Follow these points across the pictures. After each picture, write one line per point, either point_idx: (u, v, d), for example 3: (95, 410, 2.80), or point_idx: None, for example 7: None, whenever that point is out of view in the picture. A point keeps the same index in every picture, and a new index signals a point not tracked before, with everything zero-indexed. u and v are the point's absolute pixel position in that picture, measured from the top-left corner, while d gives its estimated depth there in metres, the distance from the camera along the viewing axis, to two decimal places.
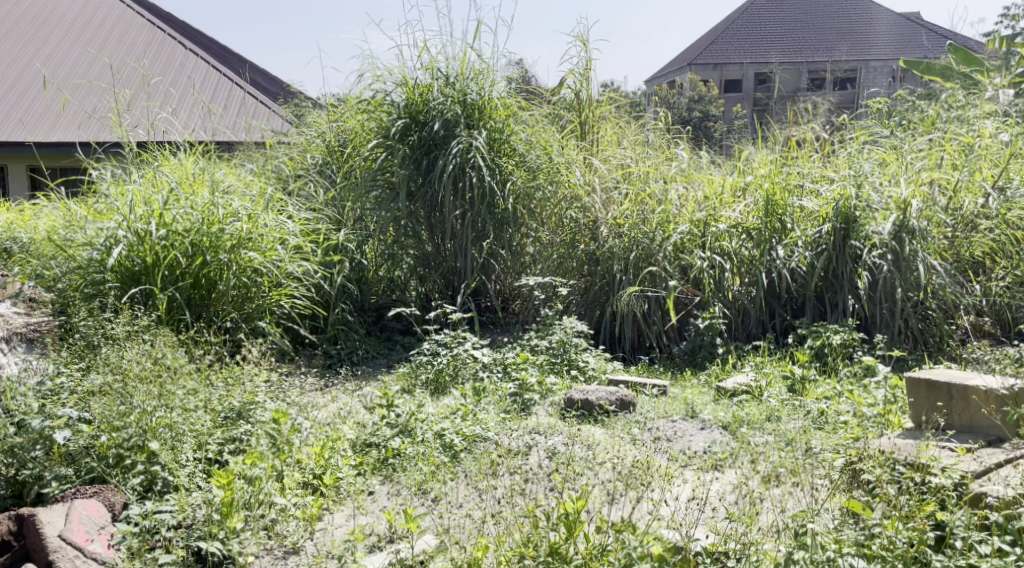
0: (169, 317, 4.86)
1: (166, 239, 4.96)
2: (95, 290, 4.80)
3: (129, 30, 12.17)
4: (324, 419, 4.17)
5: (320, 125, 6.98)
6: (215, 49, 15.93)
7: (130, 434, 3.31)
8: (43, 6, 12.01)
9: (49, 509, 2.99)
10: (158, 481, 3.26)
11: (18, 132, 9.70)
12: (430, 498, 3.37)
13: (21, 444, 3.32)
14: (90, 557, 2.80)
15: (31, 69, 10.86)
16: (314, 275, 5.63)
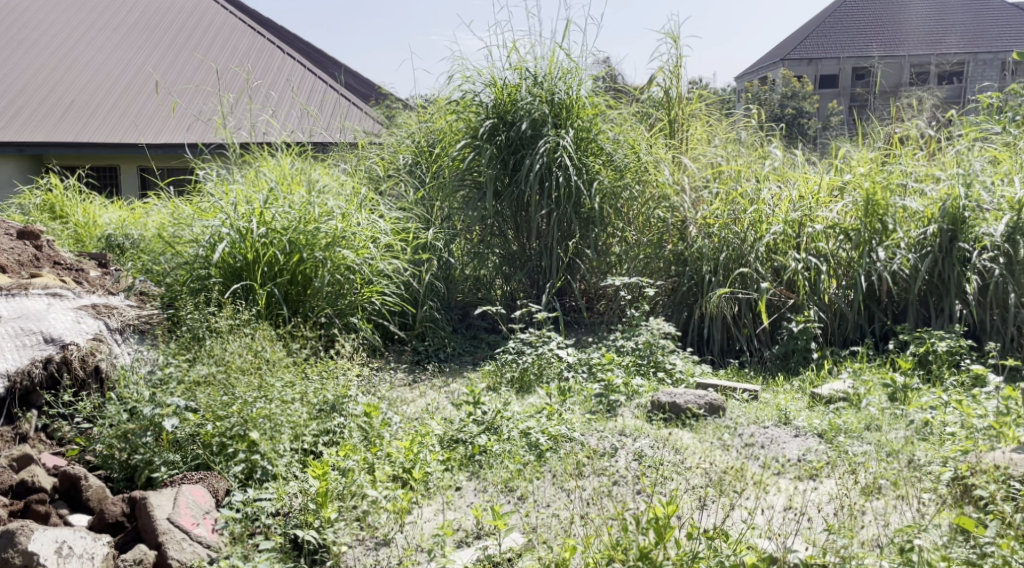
0: (268, 312, 5.03)
1: (266, 236, 5.13)
2: (200, 284, 5.03)
3: (233, 34, 12.67)
4: (413, 414, 4.25)
5: (410, 125, 7.10)
6: (312, 53, 16.42)
7: (232, 423, 3.49)
8: (154, 17, 12.66)
9: (158, 493, 3.10)
10: (258, 469, 3.39)
11: (131, 133, 10.19)
12: (517, 497, 3.41)
13: (134, 430, 3.52)
14: (196, 541, 2.93)
15: (143, 75, 11.44)
16: (404, 273, 5.74)
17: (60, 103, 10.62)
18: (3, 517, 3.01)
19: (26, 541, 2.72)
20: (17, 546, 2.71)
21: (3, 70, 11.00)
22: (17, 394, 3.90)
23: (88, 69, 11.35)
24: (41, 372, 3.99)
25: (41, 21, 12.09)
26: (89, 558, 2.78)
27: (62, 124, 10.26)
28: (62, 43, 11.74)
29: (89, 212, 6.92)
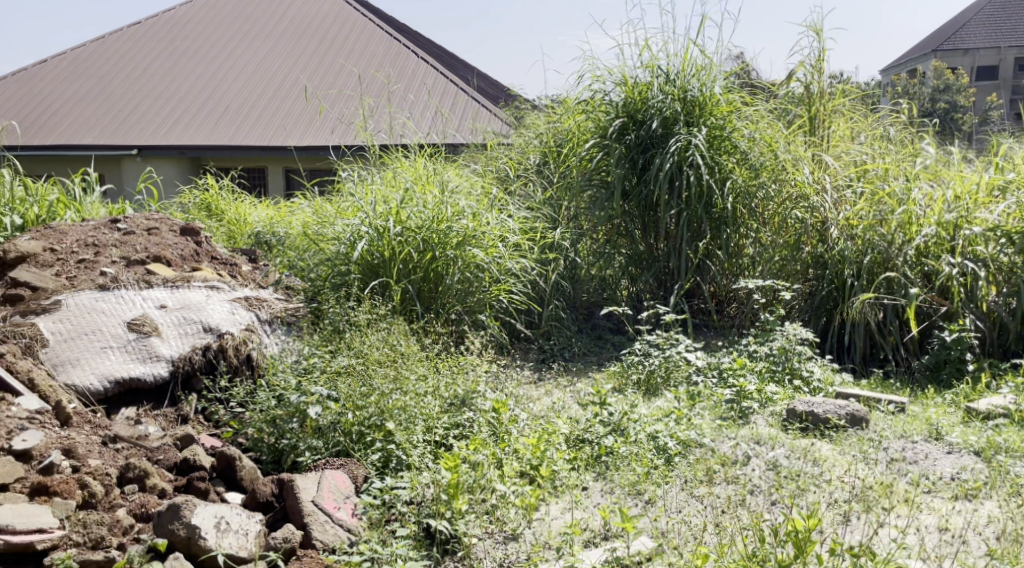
0: (402, 308, 5.18)
1: (402, 235, 5.30)
2: (341, 280, 5.24)
3: (373, 36, 13.11)
4: (539, 411, 4.28)
5: (538, 126, 7.17)
6: (445, 57, 16.86)
7: (370, 413, 3.65)
8: (302, 25, 13.34)
9: (304, 476, 3.27)
10: (394, 459, 3.51)
11: (277, 135, 10.74)
12: (644, 500, 3.37)
13: (281, 416, 3.72)
14: (338, 524, 3.10)
15: (290, 79, 12.06)
16: (531, 271, 5.79)
17: (215, 109, 11.35)
18: (169, 492, 3.22)
19: (190, 515, 2.89)
20: (182, 518, 2.89)
21: (169, 82, 11.95)
22: (180, 377, 4.24)
23: (241, 76, 12.10)
24: (201, 359, 4.31)
25: (200, 35, 13.01)
26: (244, 534, 2.94)
27: (216, 128, 10.95)
28: (218, 55, 12.58)
29: (240, 210, 7.35)
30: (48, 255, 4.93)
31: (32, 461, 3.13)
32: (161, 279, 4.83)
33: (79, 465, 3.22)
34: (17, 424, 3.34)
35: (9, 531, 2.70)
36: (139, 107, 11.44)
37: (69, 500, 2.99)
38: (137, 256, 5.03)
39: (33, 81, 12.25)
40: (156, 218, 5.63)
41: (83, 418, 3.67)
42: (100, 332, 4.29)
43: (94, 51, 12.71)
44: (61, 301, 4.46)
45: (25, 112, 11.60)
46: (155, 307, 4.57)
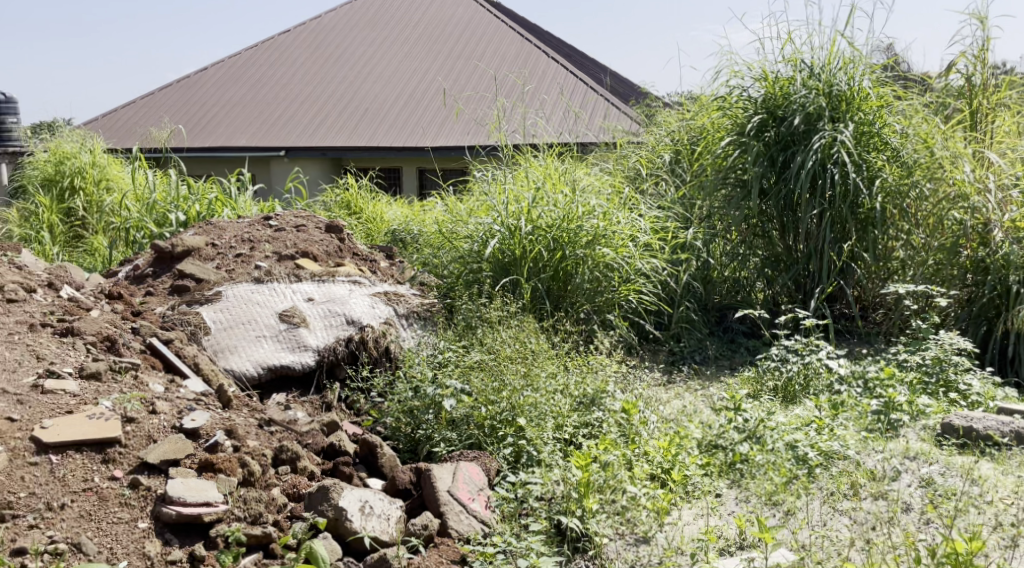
0: (532, 306, 5.19)
1: (532, 234, 5.33)
2: (474, 278, 5.31)
3: (505, 37, 13.24)
4: (670, 415, 4.18)
5: (671, 124, 7.04)
6: (577, 57, 16.89)
7: (502, 408, 3.69)
8: (437, 28, 13.68)
9: (440, 467, 3.34)
10: (525, 454, 3.52)
11: (412, 135, 11.05)
12: (782, 511, 3.25)
13: (418, 407, 3.84)
14: (471, 515, 3.16)
15: (425, 81, 12.38)
16: (662, 272, 5.69)
17: (355, 111, 11.80)
18: (318, 475, 3.38)
19: (337, 497, 3.04)
20: (331, 500, 3.04)
21: (314, 86, 12.55)
22: (325, 367, 4.46)
23: (380, 79, 12.53)
24: (344, 349, 4.49)
25: (343, 42, 13.61)
26: (386, 519, 3.07)
27: (355, 130, 11.39)
28: (358, 60, 13.11)
29: (377, 208, 7.61)
30: (210, 249, 5.27)
31: (199, 440, 3.32)
32: (309, 273, 5.06)
33: (240, 445, 3.37)
34: (185, 405, 3.54)
35: (181, 502, 2.91)
36: (285, 110, 12.08)
37: (231, 477, 3.14)
38: (287, 251, 5.30)
39: (193, 88, 13.17)
40: (303, 216, 5.94)
41: (241, 402, 3.90)
42: (254, 321, 4.55)
43: (248, 60, 13.55)
44: (222, 292, 4.76)
45: (186, 116, 12.47)
46: (303, 299, 4.80)
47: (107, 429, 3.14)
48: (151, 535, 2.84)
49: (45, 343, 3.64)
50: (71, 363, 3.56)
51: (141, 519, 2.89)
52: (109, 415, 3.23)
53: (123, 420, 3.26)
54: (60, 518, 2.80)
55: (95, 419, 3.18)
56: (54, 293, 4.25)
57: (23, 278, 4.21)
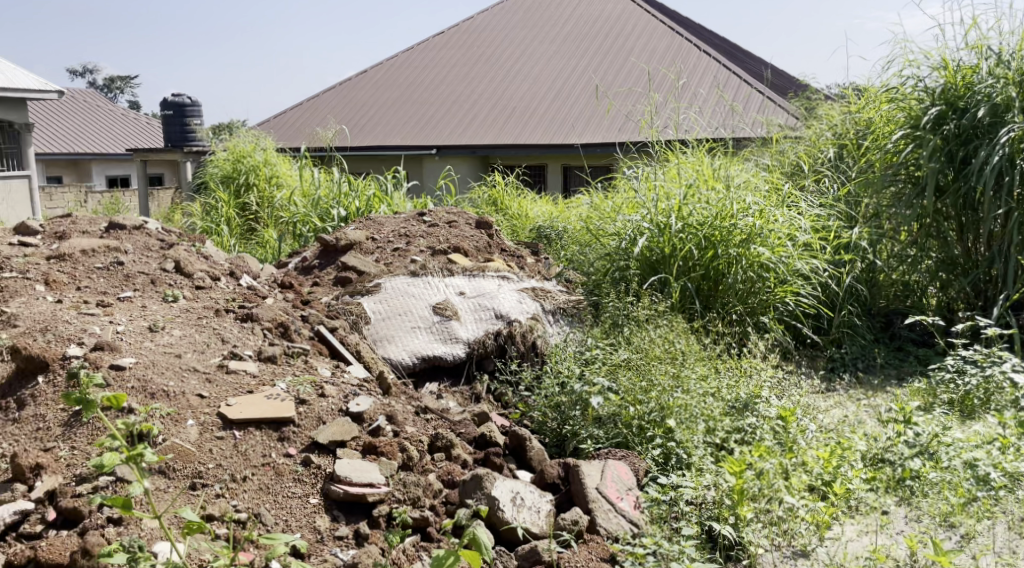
0: (682, 305, 5.08)
1: (683, 232, 5.21)
2: (620, 276, 5.24)
3: (655, 32, 13.05)
4: (830, 424, 3.99)
5: (833, 117, 6.72)
6: (732, 50, 16.48)
7: (651, 408, 3.63)
8: (586, 24, 13.68)
9: (588, 463, 3.34)
10: (674, 456, 3.45)
11: (559, 132, 11.08)
12: (960, 535, 3.05)
13: (566, 402, 3.83)
14: (620, 515, 3.13)
15: (573, 77, 12.41)
16: (823, 273, 5.44)
17: (505, 109, 12.00)
18: (470, 464, 3.46)
19: (490, 486, 3.11)
20: (483, 489, 3.11)
21: (465, 85, 12.87)
22: (475, 359, 4.55)
23: (529, 77, 12.68)
24: (493, 343, 4.59)
25: (494, 43, 13.86)
26: (537, 511, 3.09)
27: (503, 128, 11.56)
28: (508, 59, 13.31)
29: (523, 206, 7.67)
30: (369, 243, 5.50)
31: (363, 423, 3.48)
32: (461, 267, 5.18)
33: (399, 430, 3.51)
34: (350, 390, 3.72)
35: (347, 481, 3.06)
36: (438, 110, 12.43)
37: (393, 460, 3.28)
38: (441, 246, 5.45)
39: (353, 90, 13.81)
40: (455, 212, 6.09)
41: (398, 389, 4.05)
42: (409, 313, 4.71)
43: (404, 63, 14.07)
44: (381, 284, 4.96)
45: (347, 116, 13.09)
46: (456, 293, 4.94)
47: (283, 408, 3.34)
48: (320, 511, 3.01)
49: (228, 326, 3.92)
50: (251, 346, 3.81)
51: (312, 495, 3.06)
52: (284, 396, 3.44)
53: (296, 401, 3.46)
54: (241, 489, 3.01)
55: (272, 399, 3.39)
56: (235, 282, 4.56)
57: (209, 267, 4.55)
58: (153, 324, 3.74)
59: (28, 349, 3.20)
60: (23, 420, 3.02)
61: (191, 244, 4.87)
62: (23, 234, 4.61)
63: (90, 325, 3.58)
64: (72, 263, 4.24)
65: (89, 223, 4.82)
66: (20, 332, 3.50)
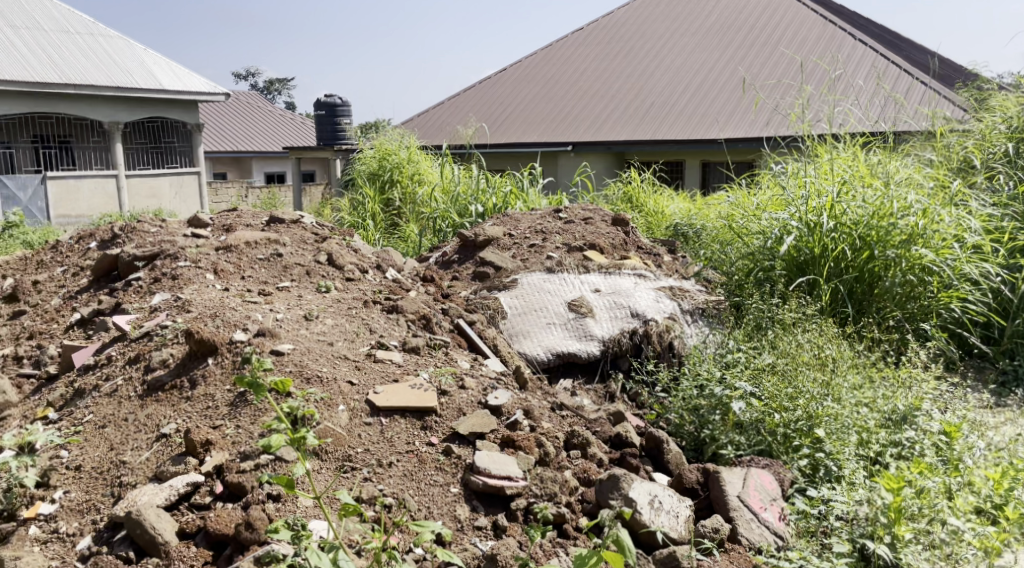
0: (832, 309, 4.85)
1: (835, 231, 4.98)
2: (765, 276, 5.05)
3: (805, 21, 12.51)
4: (1001, 441, 3.70)
5: (1008, 109, 6.23)
6: (891, 39, 15.59)
7: (798, 416, 3.49)
8: (732, 15, 13.30)
9: (729, 470, 3.26)
10: (823, 468, 3.31)
11: (700, 127, 10.81)
12: None
13: (704, 406, 3.70)
14: (763, 525, 3.05)
15: (716, 70, 12.09)
16: (994, 278, 5.08)
17: (643, 104, 11.86)
18: (606, 463, 3.45)
19: (627, 487, 3.09)
20: (620, 489, 3.10)
21: (605, 81, 12.82)
22: (610, 357, 4.53)
23: (670, 72, 12.46)
24: (628, 341, 4.55)
25: (634, 38, 13.72)
26: (676, 516, 3.05)
27: (642, 123, 11.41)
28: (648, 54, 13.14)
29: (659, 202, 7.56)
30: (507, 240, 5.59)
31: (500, 417, 3.52)
32: (597, 264, 5.16)
33: (536, 425, 3.54)
34: (489, 383, 3.78)
35: (487, 473, 3.12)
36: (576, 107, 12.43)
37: (530, 455, 3.31)
38: (577, 243, 5.46)
39: (493, 89, 14.04)
40: (592, 209, 6.09)
41: (535, 384, 4.09)
42: (545, 309, 4.74)
43: (543, 62, 14.18)
44: (518, 280, 5.01)
45: (487, 113, 13.33)
46: (590, 290, 4.93)
47: (426, 398, 3.44)
48: (460, 500, 3.08)
49: (376, 317, 4.08)
50: (396, 337, 3.96)
51: (452, 484, 3.13)
52: (427, 386, 3.54)
53: (439, 392, 3.56)
54: (387, 475, 3.11)
55: (416, 389, 3.50)
56: (381, 274, 4.74)
57: (358, 260, 4.74)
58: (308, 313, 3.94)
59: (201, 332, 3.41)
60: (195, 398, 3.25)
61: (342, 238, 5.09)
62: (195, 227, 4.97)
63: (253, 313, 3.81)
64: (237, 254, 4.52)
65: (252, 217, 5.14)
66: (193, 317, 3.78)
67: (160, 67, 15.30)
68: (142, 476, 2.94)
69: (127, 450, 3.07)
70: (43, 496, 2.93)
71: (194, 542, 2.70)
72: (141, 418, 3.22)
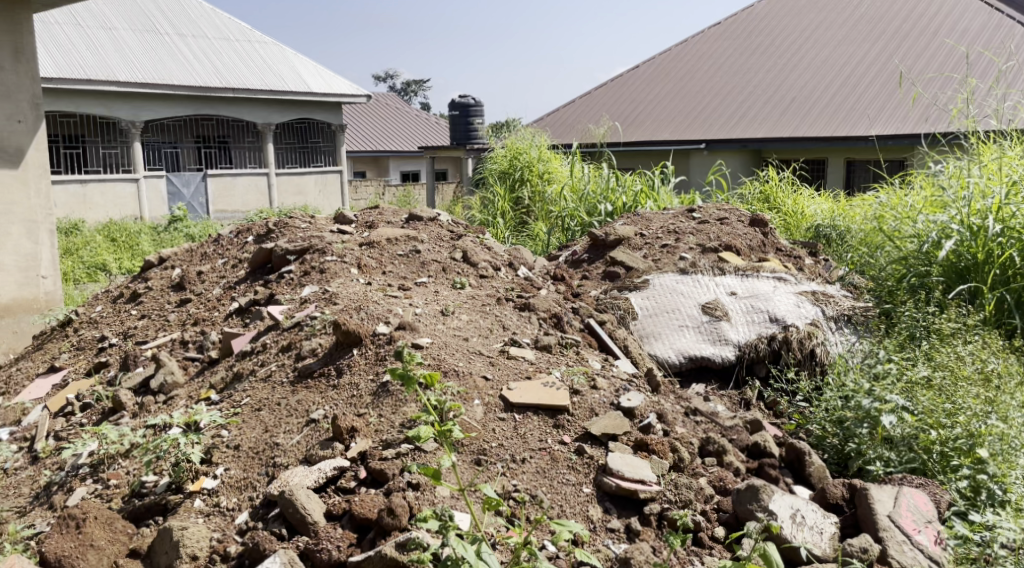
0: (997, 319, 4.51)
1: (1002, 236, 4.63)
2: (920, 283, 4.77)
3: (966, 9, 11.70)
4: None
5: None
6: None
7: (957, 434, 3.26)
8: (884, 5, 12.61)
9: (878, 487, 3.09)
10: (984, 491, 3.08)
11: (845, 124, 10.32)
12: None
13: (851, 419, 3.52)
14: (916, 548, 2.88)
15: (864, 64, 11.52)
16: None
17: (783, 101, 11.45)
18: (743, 472, 3.36)
19: (767, 499, 3.00)
20: (760, 500, 3.00)
21: (743, 77, 12.47)
22: (747, 362, 4.42)
23: (813, 66, 11.97)
24: (766, 347, 4.41)
25: (775, 32, 13.25)
26: (819, 533, 2.94)
27: (783, 120, 11.01)
28: (791, 48, 12.66)
29: (799, 202, 7.25)
30: (639, 239, 5.53)
31: (634, 419, 3.48)
32: (734, 266, 5.03)
33: (670, 429, 3.48)
34: (621, 384, 3.75)
35: (620, 475, 3.10)
36: (712, 103, 12.16)
37: (664, 460, 3.26)
38: (712, 244, 5.33)
39: (626, 86, 13.92)
40: (728, 210, 5.93)
41: (667, 388, 4.03)
42: (679, 311, 4.66)
43: (678, 58, 13.94)
44: (649, 280, 4.96)
45: (619, 111, 13.23)
46: (727, 293, 4.80)
47: (557, 397, 3.45)
48: (593, 501, 3.07)
49: (509, 314, 4.14)
50: (528, 335, 4.00)
51: (585, 484, 3.13)
52: (559, 385, 3.55)
53: (571, 391, 3.56)
54: (520, 470, 3.13)
55: (548, 387, 3.52)
56: (513, 272, 4.79)
57: (491, 257, 4.81)
58: (444, 308, 4.03)
59: (346, 324, 3.56)
60: (341, 386, 3.40)
61: (476, 235, 5.18)
62: (340, 223, 5.18)
63: (394, 307, 3.94)
64: (378, 250, 4.69)
65: (392, 214, 5.32)
66: (339, 309, 3.94)
67: (307, 69, 16.02)
68: (292, 458, 3.10)
69: (280, 432, 3.24)
70: (206, 471, 3.13)
71: (340, 524, 2.81)
72: (292, 403, 3.39)
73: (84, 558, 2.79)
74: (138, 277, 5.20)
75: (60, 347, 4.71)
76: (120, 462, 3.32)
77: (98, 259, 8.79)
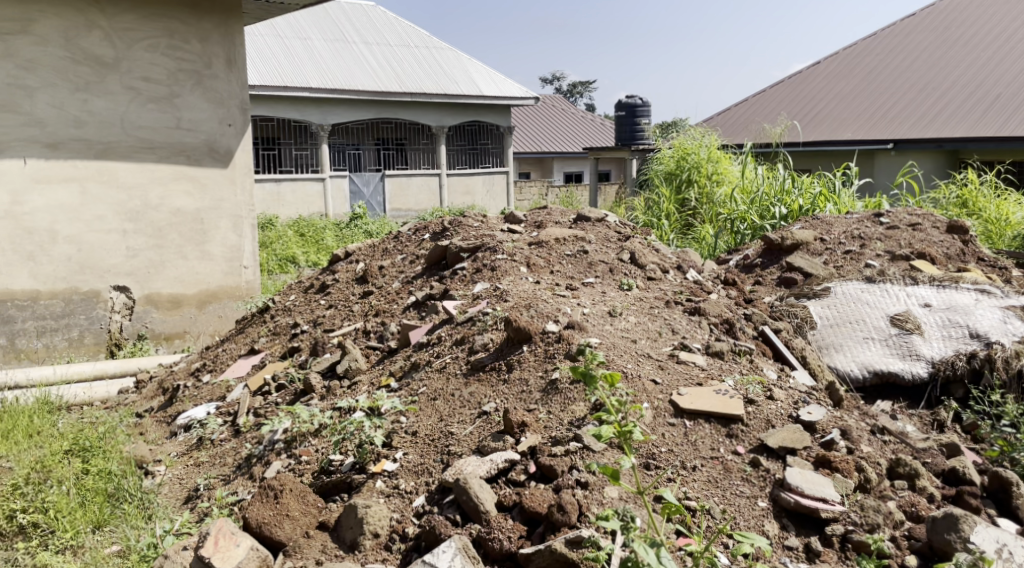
0: None
1: None
2: None
3: None
4: None
5: None
6: None
7: None
8: None
9: None
10: None
11: None
12: None
13: None
14: None
15: None
16: None
17: (986, 98, 10.54)
18: (938, 499, 3.11)
19: (968, 531, 2.75)
20: (959, 531, 2.75)
21: (940, 72, 11.59)
22: (940, 381, 4.07)
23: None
24: (965, 365, 4.06)
25: (980, 23, 12.21)
26: None
27: (984, 119, 10.14)
28: (997, 39, 11.63)
29: (1003, 208, 6.63)
30: (819, 245, 5.26)
31: (815, 434, 3.31)
32: (929, 276, 4.67)
33: (855, 447, 3.28)
34: (800, 396, 3.58)
35: (799, 492, 2.95)
36: (904, 101, 11.35)
37: (848, 479, 3.07)
38: (902, 252, 4.99)
39: (808, 83, 13.29)
40: (920, 214, 5.53)
41: (851, 403, 3.80)
42: (864, 322, 4.38)
43: (866, 54, 13.14)
44: (830, 288, 4.69)
45: (799, 109, 12.66)
46: (919, 304, 4.46)
47: (731, 405, 3.33)
48: (770, 516, 2.94)
49: (678, 317, 4.05)
50: (699, 340, 3.90)
51: (761, 498, 3.00)
52: (732, 393, 3.43)
53: (745, 400, 3.43)
54: (692, 478, 3.04)
55: (721, 394, 3.41)
56: (682, 275, 4.69)
57: (660, 259, 4.74)
58: (614, 309, 4.00)
59: (517, 321, 3.61)
60: (512, 381, 3.45)
61: (645, 236, 5.12)
62: (510, 222, 5.27)
63: (564, 306, 3.94)
64: (548, 249, 4.72)
65: (561, 214, 5.34)
66: (510, 305, 4.00)
67: (482, 73, 16.42)
68: (466, 447, 3.17)
69: (454, 422, 3.33)
70: (387, 454, 3.27)
71: (511, 516, 2.85)
72: (465, 394, 3.47)
73: (281, 527, 2.98)
74: (326, 269, 5.52)
75: (258, 331, 5.08)
76: (310, 440, 3.52)
77: (288, 252, 9.41)
